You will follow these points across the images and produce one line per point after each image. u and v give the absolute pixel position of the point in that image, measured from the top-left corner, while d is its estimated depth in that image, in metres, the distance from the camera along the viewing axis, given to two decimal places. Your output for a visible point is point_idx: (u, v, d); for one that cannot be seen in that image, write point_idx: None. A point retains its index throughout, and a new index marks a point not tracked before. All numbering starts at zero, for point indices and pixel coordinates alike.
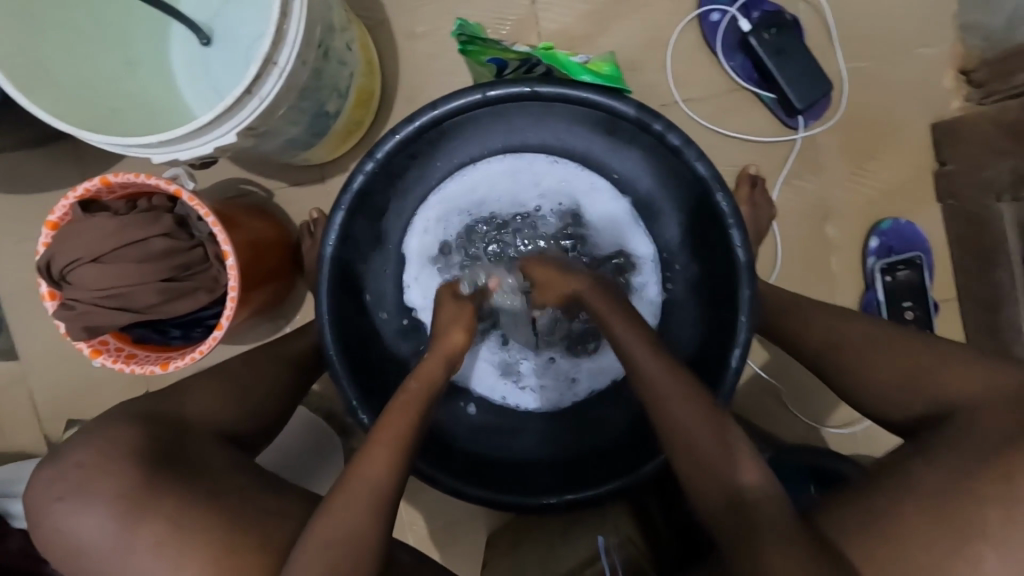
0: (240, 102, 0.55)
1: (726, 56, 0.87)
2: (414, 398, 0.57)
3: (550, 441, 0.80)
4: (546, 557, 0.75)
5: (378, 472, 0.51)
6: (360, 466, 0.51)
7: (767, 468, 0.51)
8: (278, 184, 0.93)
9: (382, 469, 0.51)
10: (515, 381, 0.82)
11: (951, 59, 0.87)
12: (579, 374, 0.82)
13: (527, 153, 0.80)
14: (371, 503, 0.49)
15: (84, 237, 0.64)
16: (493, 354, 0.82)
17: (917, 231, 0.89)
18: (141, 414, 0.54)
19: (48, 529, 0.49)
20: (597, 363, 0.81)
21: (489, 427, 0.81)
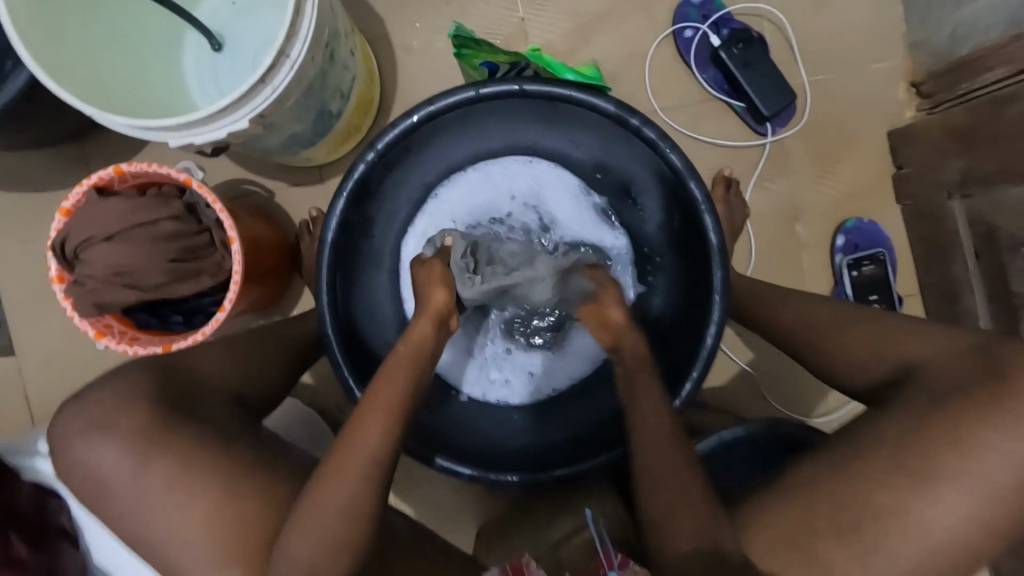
0: (255, 91, 0.61)
1: (700, 69, 0.94)
2: (404, 361, 0.56)
3: (539, 426, 0.83)
4: (535, 535, 0.77)
5: (376, 437, 0.52)
6: (357, 432, 0.52)
7: None
8: (278, 184, 0.97)
9: (379, 433, 0.52)
10: (487, 372, 0.85)
11: (902, 73, 0.96)
12: (552, 370, 0.85)
13: (503, 159, 0.86)
14: (371, 462, 0.51)
15: (99, 218, 0.68)
16: (474, 348, 0.85)
17: (880, 230, 0.96)
18: (154, 366, 0.58)
19: (68, 461, 0.54)
20: (569, 359, 0.85)
21: (479, 413, 0.84)
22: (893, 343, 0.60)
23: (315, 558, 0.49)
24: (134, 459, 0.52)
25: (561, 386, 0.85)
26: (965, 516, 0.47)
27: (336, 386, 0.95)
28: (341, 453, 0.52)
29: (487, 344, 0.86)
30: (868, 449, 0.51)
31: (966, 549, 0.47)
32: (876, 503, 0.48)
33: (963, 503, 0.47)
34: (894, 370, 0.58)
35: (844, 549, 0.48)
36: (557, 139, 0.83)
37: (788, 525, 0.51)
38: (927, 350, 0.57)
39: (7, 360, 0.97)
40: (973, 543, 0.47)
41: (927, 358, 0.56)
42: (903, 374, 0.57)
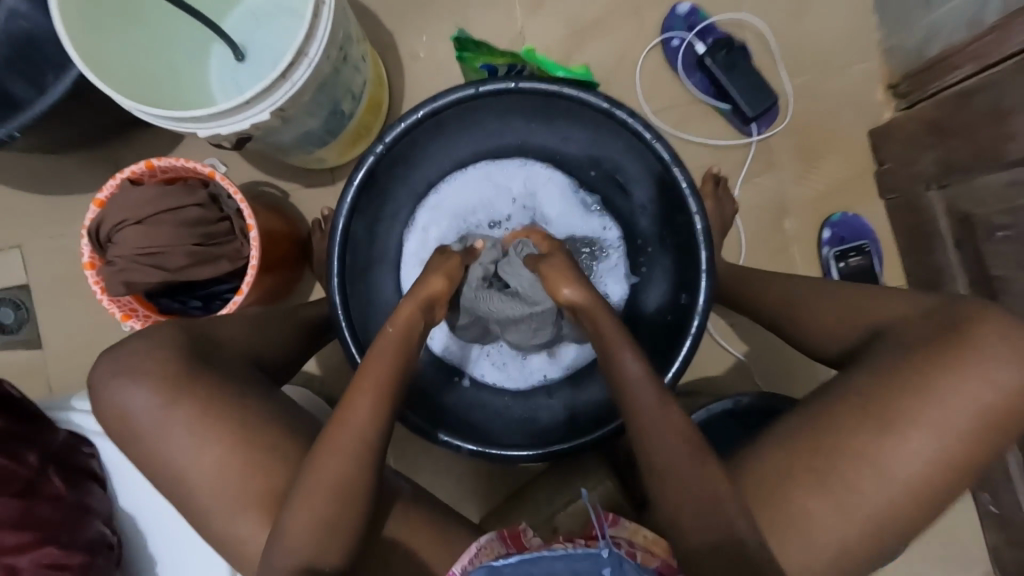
0: (276, 85, 0.68)
1: (687, 74, 1.01)
2: (392, 342, 0.60)
3: (538, 412, 0.85)
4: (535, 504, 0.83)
5: (361, 417, 0.56)
6: (345, 413, 0.56)
7: None
8: (293, 186, 1.02)
9: (364, 414, 0.56)
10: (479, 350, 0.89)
11: (879, 77, 1.02)
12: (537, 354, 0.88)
13: (502, 160, 0.91)
14: (361, 446, 0.55)
15: (129, 204, 0.74)
16: None
17: (864, 222, 1.00)
18: (180, 323, 0.62)
19: (103, 400, 0.58)
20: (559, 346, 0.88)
21: (478, 403, 0.86)
22: (867, 310, 0.63)
23: (329, 502, 0.54)
24: (161, 410, 0.56)
25: (552, 373, 0.88)
26: (926, 451, 0.51)
27: (342, 375, 0.99)
28: (351, 406, 0.57)
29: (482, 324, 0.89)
30: (840, 402, 0.55)
31: (930, 487, 0.51)
32: (845, 448, 0.52)
33: (927, 443, 0.51)
34: (866, 333, 0.62)
35: (816, 491, 0.52)
36: (551, 140, 0.88)
37: (764, 471, 0.54)
38: (897, 313, 0.60)
39: (33, 352, 1.02)
40: (936, 481, 0.51)
41: (893, 322, 0.60)
42: (873, 336, 0.61)
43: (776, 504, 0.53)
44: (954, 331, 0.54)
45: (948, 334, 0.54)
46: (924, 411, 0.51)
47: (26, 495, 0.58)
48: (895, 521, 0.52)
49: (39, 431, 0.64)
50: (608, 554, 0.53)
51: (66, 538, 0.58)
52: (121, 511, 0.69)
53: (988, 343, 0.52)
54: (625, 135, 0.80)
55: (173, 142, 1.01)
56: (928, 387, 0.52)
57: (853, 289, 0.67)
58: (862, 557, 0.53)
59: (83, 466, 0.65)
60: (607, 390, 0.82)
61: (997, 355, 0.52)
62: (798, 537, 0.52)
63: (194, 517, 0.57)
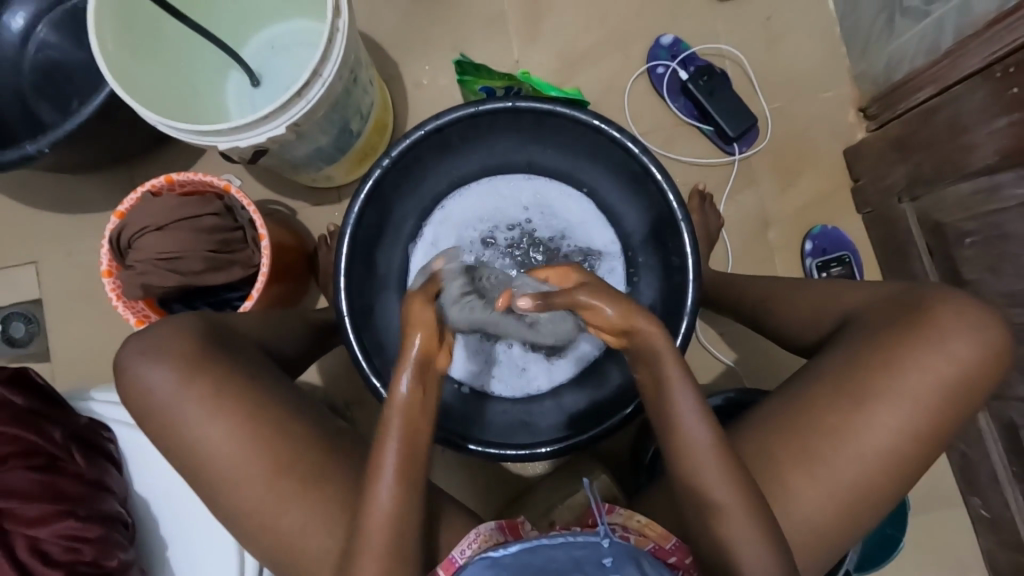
0: (292, 101, 0.74)
1: (672, 98, 1.08)
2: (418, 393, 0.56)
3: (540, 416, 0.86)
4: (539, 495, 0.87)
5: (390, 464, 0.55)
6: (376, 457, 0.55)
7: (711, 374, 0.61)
8: (301, 203, 1.07)
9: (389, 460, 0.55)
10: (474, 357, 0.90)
11: (850, 100, 1.10)
12: (533, 367, 0.91)
13: (507, 174, 0.98)
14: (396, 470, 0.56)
15: (150, 212, 0.80)
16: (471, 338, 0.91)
17: (843, 234, 1.06)
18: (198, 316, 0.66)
19: (125, 386, 0.61)
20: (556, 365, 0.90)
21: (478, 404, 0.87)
22: (835, 299, 0.69)
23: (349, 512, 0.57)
24: (179, 393, 0.60)
25: (545, 386, 0.90)
26: (894, 424, 0.57)
27: (344, 384, 1.01)
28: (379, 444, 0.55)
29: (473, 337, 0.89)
30: (818, 383, 0.61)
31: (900, 456, 0.58)
32: (824, 423, 0.59)
33: (893, 416, 0.58)
34: (837, 321, 0.67)
35: (801, 464, 0.58)
36: (548, 157, 0.93)
37: (753, 449, 0.60)
38: (859, 301, 0.67)
39: (42, 365, 1.04)
40: (905, 451, 0.58)
41: (862, 308, 0.65)
42: (844, 322, 0.66)
43: (766, 477, 0.58)
44: (914, 313, 0.60)
45: (910, 316, 0.60)
46: (892, 386, 0.58)
47: (49, 469, 0.61)
48: (871, 488, 0.58)
49: (61, 412, 0.67)
50: (609, 544, 0.56)
51: (84, 510, 0.61)
52: (137, 493, 0.71)
53: (946, 324, 0.59)
54: (614, 149, 0.84)
55: (188, 162, 1.07)
56: (894, 364, 0.58)
57: (827, 283, 0.72)
58: (845, 524, 0.58)
59: (102, 446, 0.68)
60: (605, 394, 0.83)
61: (954, 335, 0.58)
62: (785, 505, 0.58)
63: (212, 500, 0.60)
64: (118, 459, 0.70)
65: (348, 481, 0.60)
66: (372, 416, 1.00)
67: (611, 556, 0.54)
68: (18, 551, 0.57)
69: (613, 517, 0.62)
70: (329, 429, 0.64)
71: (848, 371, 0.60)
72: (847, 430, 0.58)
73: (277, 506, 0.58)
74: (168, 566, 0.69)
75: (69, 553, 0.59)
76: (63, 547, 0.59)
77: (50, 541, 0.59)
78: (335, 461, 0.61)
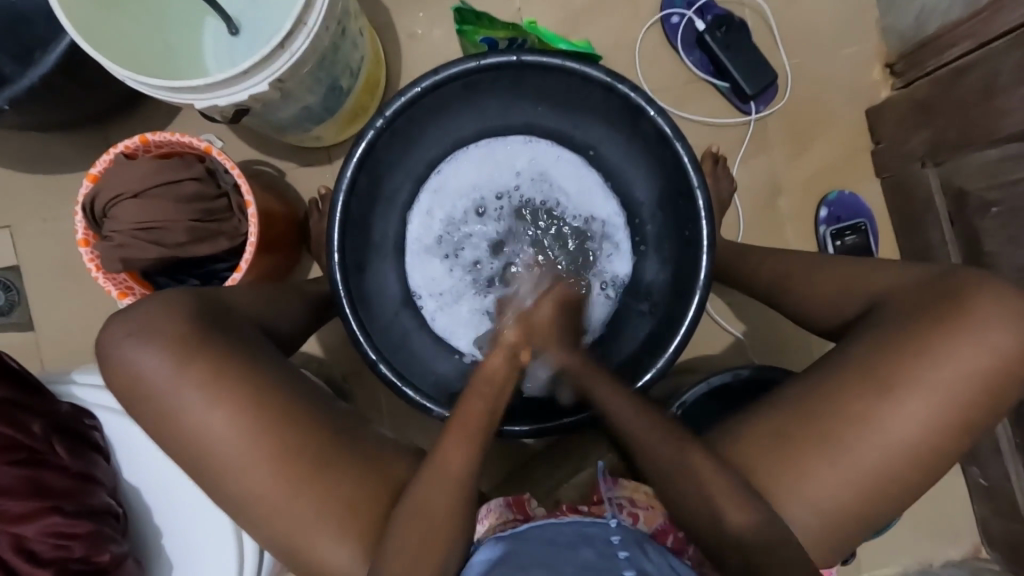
0: (274, 55, 0.67)
1: (686, 52, 1.00)
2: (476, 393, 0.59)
3: None
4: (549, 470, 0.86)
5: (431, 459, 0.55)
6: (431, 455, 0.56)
7: None
8: (290, 164, 1.00)
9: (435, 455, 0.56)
10: (483, 332, 0.88)
11: (876, 56, 1.02)
12: None
13: (504, 138, 0.90)
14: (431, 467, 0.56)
15: (125, 177, 0.74)
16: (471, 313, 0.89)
17: (860, 200, 1.01)
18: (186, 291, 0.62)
19: (109, 369, 0.58)
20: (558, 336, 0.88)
21: None
22: (862, 281, 0.66)
23: (353, 496, 0.56)
24: (165, 377, 0.56)
25: None
26: (919, 414, 0.55)
27: (340, 355, 0.98)
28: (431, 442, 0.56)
29: (466, 293, 0.90)
30: (840, 370, 0.58)
31: (926, 446, 0.56)
32: (846, 412, 0.56)
33: (923, 407, 0.55)
34: (861, 306, 0.65)
35: (818, 452, 0.56)
36: (552, 117, 0.86)
37: (770, 435, 0.58)
38: (890, 284, 0.63)
39: (28, 334, 0.98)
40: (930, 442, 0.56)
41: (891, 291, 0.63)
42: (869, 308, 0.64)
43: (782, 466, 0.57)
44: (947, 300, 0.58)
45: (943, 303, 0.58)
46: (920, 375, 0.56)
47: (31, 464, 0.59)
48: (892, 480, 0.56)
49: (44, 402, 0.64)
50: (616, 524, 0.57)
51: (71, 506, 0.59)
52: (126, 482, 0.68)
53: (981, 312, 0.56)
54: (625, 110, 0.78)
55: (166, 120, 0.99)
56: (927, 353, 0.56)
57: (852, 263, 0.69)
58: (863, 514, 0.56)
59: (86, 435, 0.65)
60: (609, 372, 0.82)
61: (987, 324, 0.56)
62: (800, 494, 0.56)
63: (206, 488, 0.57)
64: (106, 450, 0.67)
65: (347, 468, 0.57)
66: (369, 389, 0.98)
67: (619, 535, 0.55)
68: (5, 550, 0.56)
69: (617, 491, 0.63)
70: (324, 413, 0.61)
71: (872, 357, 0.57)
72: (869, 417, 0.56)
73: (275, 495, 0.55)
74: (165, 555, 0.67)
75: (57, 550, 0.57)
76: (51, 544, 0.57)
77: (37, 539, 0.57)
78: (334, 445, 0.57)
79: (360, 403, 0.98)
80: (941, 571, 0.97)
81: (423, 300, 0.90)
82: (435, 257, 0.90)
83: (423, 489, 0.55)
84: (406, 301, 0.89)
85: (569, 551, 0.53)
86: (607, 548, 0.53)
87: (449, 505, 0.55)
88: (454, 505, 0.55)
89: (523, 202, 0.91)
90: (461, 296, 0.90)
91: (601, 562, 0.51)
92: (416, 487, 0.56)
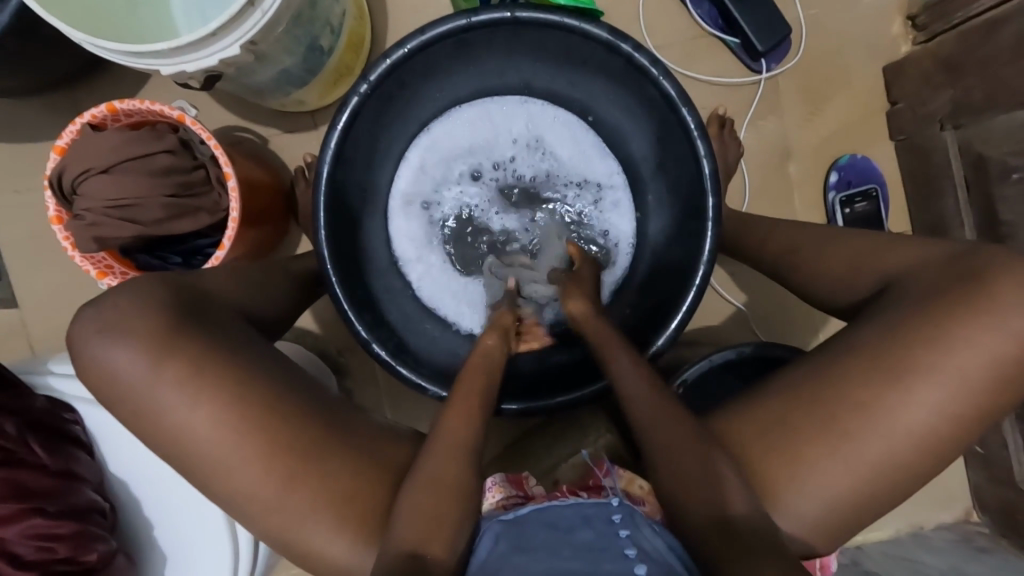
0: (243, 15, 0.61)
1: (694, 4, 0.93)
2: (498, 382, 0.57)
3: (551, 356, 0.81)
4: (551, 441, 0.86)
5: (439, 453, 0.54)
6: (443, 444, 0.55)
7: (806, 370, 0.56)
8: (273, 130, 0.94)
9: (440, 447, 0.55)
10: (475, 298, 0.85)
11: (897, 7, 0.96)
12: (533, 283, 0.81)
13: (501, 97, 0.84)
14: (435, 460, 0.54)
15: (93, 152, 0.70)
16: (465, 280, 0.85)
17: (871, 165, 0.96)
18: (166, 280, 0.60)
19: (85, 361, 0.55)
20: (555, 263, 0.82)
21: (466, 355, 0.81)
22: (873, 257, 0.63)
23: (347, 486, 0.55)
24: (145, 368, 0.54)
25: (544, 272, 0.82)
26: (933, 405, 0.52)
27: (336, 330, 0.96)
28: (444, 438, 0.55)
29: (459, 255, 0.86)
30: (847, 353, 0.55)
31: (936, 437, 0.52)
32: (847, 401, 0.53)
33: (933, 391, 0.52)
34: (878, 284, 0.61)
35: (824, 440, 0.53)
36: (554, 78, 0.80)
37: (770, 417, 0.55)
38: (906, 260, 0.60)
39: (10, 312, 0.94)
40: (935, 421, 0.52)
41: (908, 268, 0.60)
42: (885, 285, 0.60)
43: (777, 452, 0.53)
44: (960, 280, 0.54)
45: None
46: (931, 359, 0.52)
47: (10, 465, 0.57)
48: (899, 472, 0.52)
49: (21, 398, 0.63)
50: (618, 503, 0.56)
51: (51, 506, 0.58)
52: (111, 472, 0.68)
53: (997, 290, 0.52)
54: (627, 71, 0.72)
55: (140, 84, 0.93)
56: (938, 340, 0.52)
57: (863, 239, 0.66)
58: (860, 501, 0.53)
59: (67, 430, 0.65)
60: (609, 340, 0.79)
61: (1012, 307, 0.52)
62: (799, 483, 0.52)
63: (196, 479, 0.56)
64: (90, 445, 0.67)
65: (343, 460, 0.56)
66: (365, 364, 0.96)
67: (620, 513, 0.54)
68: None
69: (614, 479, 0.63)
70: (319, 399, 0.59)
71: (882, 338, 0.54)
72: (878, 404, 0.52)
73: (270, 488, 0.54)
74: (158, 545, 0.67)
75: (42, 552, 0.56)
76: (34, 546, 0.56)
77: (20, 542, 0.56)
78: (332, 430, 0.57)
79: (355, 377, 0.96)
80: (931, 535, 0.98)
81: (411, 267, 0.85)
82: (426, 221, 0.86)
83: (424, 481, 0.54)
84: (395, 267, 0.84)
85: (565, 532, 0.52)
86: (606, 528, 0.52)
87: (446, 497, 0.53)
88: (453, 497, 0.54)
89: (524, 165, 0.86)
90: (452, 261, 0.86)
91: (601, 540, 0.51)
92: (416, 479, 0.54)
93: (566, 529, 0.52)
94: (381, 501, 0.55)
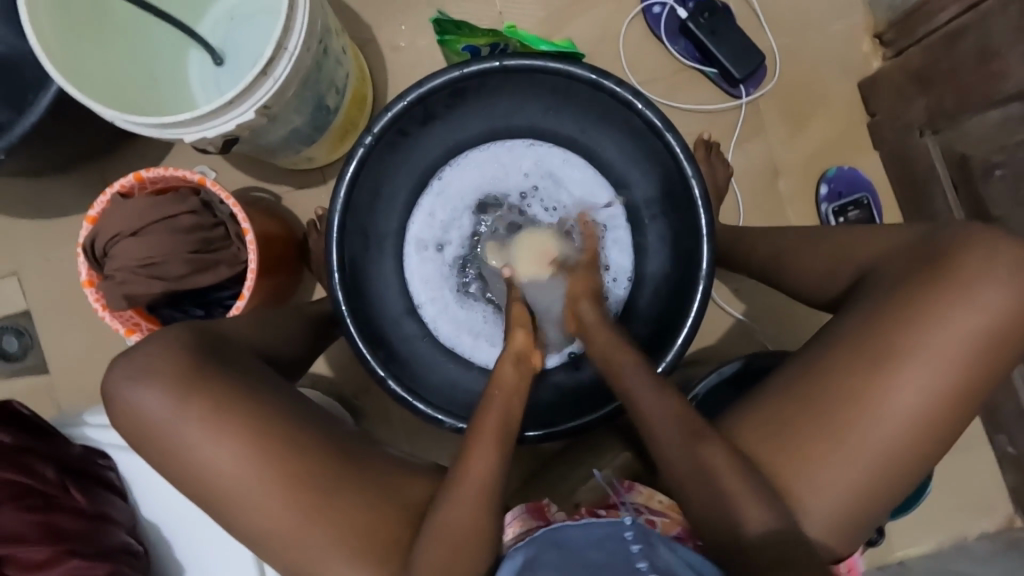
0: (257, 82, 0.68)
1: (671, 41, 1.00)
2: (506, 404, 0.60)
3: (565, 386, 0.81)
4: (569, 466, 0.85)
5: (458, 478, 0.56)
6: (467, 465, 0.56)
7: (800, 365, 0.57)
8: (285, 188, 1.00)
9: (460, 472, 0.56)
10: (486, 335, 0.87)
11: (864, 28, 1.01)
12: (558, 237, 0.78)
13: (506, 141, 0.89)
14: (456, 485, 0.55)
15: (121, 217, 0.75)
16: (478, 316, 0.88)
17: (859, 174, 0.99)
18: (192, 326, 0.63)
19: (118, 408, 0.58)
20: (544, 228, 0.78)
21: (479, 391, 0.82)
22: (852, 250, 0.65)
23: (370, 516, 0.56)
24: (174, 410, 0.57)
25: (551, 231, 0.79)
26: (925, 391, 0.52)
27: (351, 372, 0.98)
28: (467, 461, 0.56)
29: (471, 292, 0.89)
30: (835, 341, 0.56)
31: (934, 416, 0.53)
32: (840, 390, 0.54)
33: (926, 371, 0.53)
34: (859, 271, 0.64)
35: (827, 435, 0.53)
36: (555, 121, 0.86)
37: (770, 415, 0.56)
38: (879, 250, 0.63)
39: (41, 377, 0.98)
40: (940, 406, 0.53)
41: (884, 257, 0.61)
42: (861, 276, 0.63)
43: (785, 451, 0.54)
44: (937, 260, 0.55)
45: (938, 257, 0.56)
46: (926, 333, 0.53)
47: (47, 508, 0.60)
48: (904, 460, 0.53)
49: (58, 446, 0.65)
50: (631, 521, 0.56)
51: (85, 547, 0.59)
52: (144, 517, 0.70)
53: (974, 268, 0.53)
54: (613, 106, 0.77)
55: (162, 155, 1.00)
56: (920, 318, 0.53)
57: (840, 234, 0.69)
58: (873, 493, 0.53)
59: (102, 476, 0.67)
60: None
61: (986, 280, 0.53)
62: (807, 480, 0.53)
63: (225, 518, 0.57)
64: (123, 489, 0.69)
65: (367, 490, 0.57)
66: (382, 403, 0.98)
67: (632, 530, 0.54)
68: None
69: (632, 496, 0.64)
70: (340, 431, 0.61)
71: (867, 326, 0.55)
72: (869, 389, 0.53)
73: (297, 520, 0.55)
74: None
75: None
76: None
77: None
78: (354, 460, 0.59)
79: (373, 417, 0.97)
80: (974, 545, 0.95)
81: (424, 305, 0.89)
82: (439, 261, 0.90)
83: (447, 505, 0.54)
84: (410, 307, 0.88)
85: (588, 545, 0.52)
86: (621, 550, 0.52)
87: (472, 521, 0.54)
88: (477, 521, 0.54)
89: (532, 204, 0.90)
90: (463, 300, 0.89)
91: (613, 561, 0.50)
92: (441, 506, 0.55)
93: (586, 546, 0.53)
94: (407, 530, 0.56)
